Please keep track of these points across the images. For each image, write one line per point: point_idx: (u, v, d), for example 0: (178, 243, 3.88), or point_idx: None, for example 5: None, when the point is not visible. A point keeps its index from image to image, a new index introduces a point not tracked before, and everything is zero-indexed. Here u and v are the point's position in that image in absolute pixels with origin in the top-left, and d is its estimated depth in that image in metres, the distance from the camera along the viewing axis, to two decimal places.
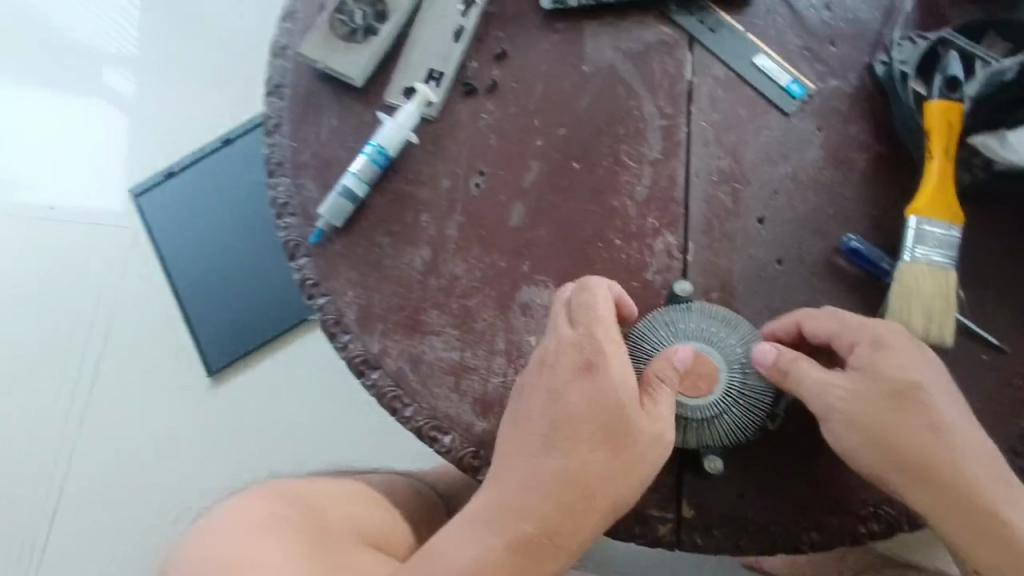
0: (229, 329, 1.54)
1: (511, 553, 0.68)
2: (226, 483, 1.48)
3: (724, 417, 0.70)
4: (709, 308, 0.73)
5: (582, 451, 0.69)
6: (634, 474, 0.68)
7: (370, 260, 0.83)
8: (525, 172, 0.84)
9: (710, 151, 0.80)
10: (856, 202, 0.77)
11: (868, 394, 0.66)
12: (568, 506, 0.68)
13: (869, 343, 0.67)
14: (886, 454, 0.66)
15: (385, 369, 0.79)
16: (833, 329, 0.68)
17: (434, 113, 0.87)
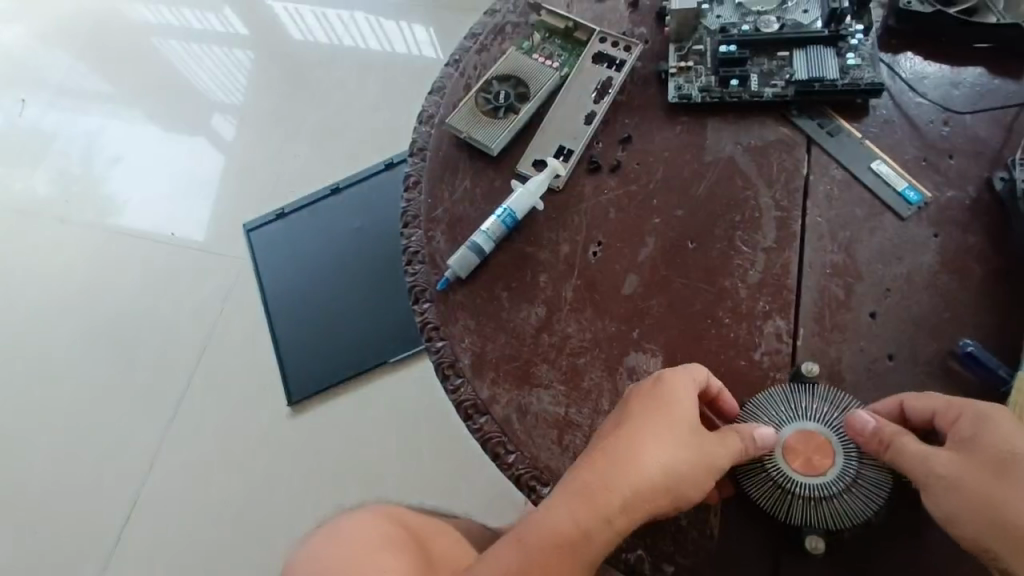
0: (317, 362, 1.63)
1: (577, 511, 0.66)
2: (291, 511, 1.52)
3: (835, 500, 0.71)
4: (832, 396, 0.75)
5: (670, 426, 0.69)
6: (713, 463, 0.69)
7: (488, 311, 0.90)
8: (641, 245, 0.91)
9: (823, 244, 0.85)
10: (974, 309, 0.78)
11: (972, 467, 0.63)
12: (645, 479, 0.67)
13: (972, 421, 0.65)
14: (996, 532, 0.61)
15: (491, 416, 0.83)
16: (930, 405, 0.69)
17: (560, 184, 0.96)
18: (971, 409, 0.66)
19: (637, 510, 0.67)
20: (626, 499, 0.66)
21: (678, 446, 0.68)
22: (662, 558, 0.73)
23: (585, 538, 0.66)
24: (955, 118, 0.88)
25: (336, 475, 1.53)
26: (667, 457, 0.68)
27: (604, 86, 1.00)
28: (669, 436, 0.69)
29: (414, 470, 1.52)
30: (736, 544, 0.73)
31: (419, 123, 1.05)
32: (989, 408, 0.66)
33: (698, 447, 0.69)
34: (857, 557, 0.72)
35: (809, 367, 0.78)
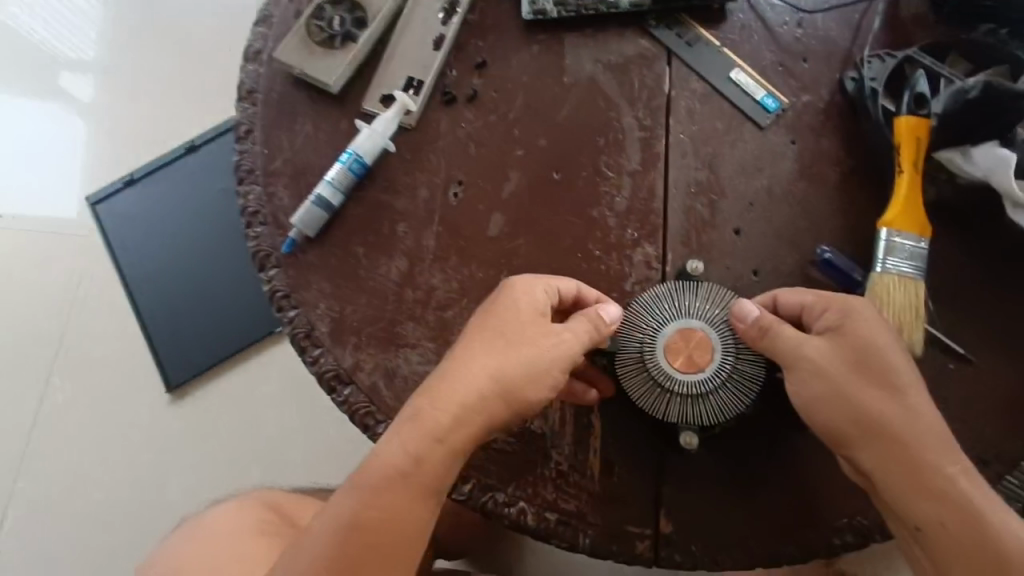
0: (195, 338, 1.47)
1: (408, 435, 0.63)
2: (184, 503, 1.41)
3: (712, 396, 0.70)
4: (714, 290, 0.72)
5: (504, 333, 0.66)
6: (550, 365, 0.65)
7: (344, 271, 0.81)
8: (504, 181, 0.84)
9: (687, 162, 0.82)
10: (830, 215, 0.78)
11: (835, 356, 0.63)
12: (477, 391, 0.64)
13: (840, 311, 0.65)
14: (849, 416, 0.62)
15: (357, 385, 0.77)
16: (804, 296, 0.68)
17: (412, 121, 0.86)
18: (840, 298, 0.66)
19: (472, 425, 0.64)
20: (459, 414, 0.63)
21: (512, 353, 0.65)
22: (545, 505, 0.72)
23: (419, 462, 0.63)
24: (808, 19, 0.85)
25: (229, 461, 1.43)
26: (499, 365, 0.65)
27: (451, 5, 0.89)
28: (501, 344, 0.66)
29: (309, 446, 1.43)
30: (619, 482, 0.72)
31: (246, 61, 0.91)
32: (857, 299, 0.66)
33: (533, 348, 0.66)
34: (739, 476, 0.70)
35: (695, 266, 0.76)
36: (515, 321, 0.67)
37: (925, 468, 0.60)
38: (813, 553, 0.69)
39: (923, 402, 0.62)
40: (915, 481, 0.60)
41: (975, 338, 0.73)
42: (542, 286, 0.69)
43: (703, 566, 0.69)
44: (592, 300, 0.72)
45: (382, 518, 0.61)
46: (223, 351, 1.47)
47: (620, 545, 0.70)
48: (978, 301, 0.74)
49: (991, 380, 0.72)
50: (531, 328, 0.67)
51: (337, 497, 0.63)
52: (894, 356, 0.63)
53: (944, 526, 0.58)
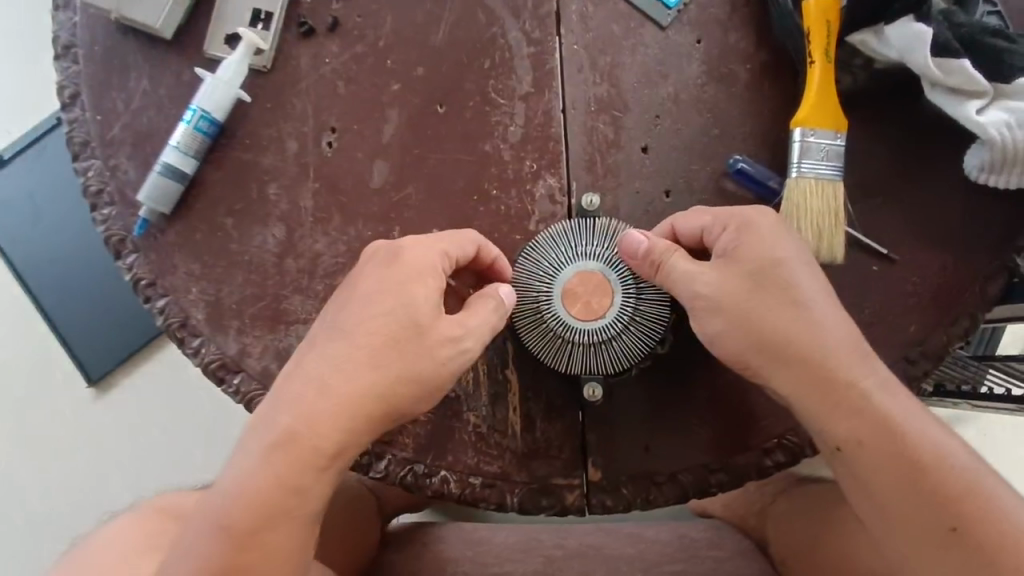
0: (108, 324, 1.27)
1: (277, 468, 0.57)
2: (106, 509, 1.29)
3: (615, 342, 0.65)
4: (611, 226, 0.66)
5: (370, 342, 0.59)
6: (427, 372, 0.59)
7: (213, 248, 0.71)
8: (383, 123, 0.73)
9: (585, 78, 0.73)
10: (743, 119, 0.71)
11: (735, 282, 0.59)
12: (348, 411, 0.58)
13: (738, 228, 0.60)
14: (749, 343, 0.59)
15: (247, 372, 0.69)
16: (702, 217, 0.62)
17: (265, 63, 0.74)
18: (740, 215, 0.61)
19: (349, 446, 0.59)
20: (332, 438, 0.58)
21: (380, 363, 0.59)
22: (468, 471, 0.68)
23: (295, 495, 0.58)
24: None
25: (139, 459, 1.29)
26: (369, 381, 0.58)
27: None
28: (367, 356, 0.59)
29: (226, 435, 1.29)
30: (541, 437, 0.68)
31: (57, 9, 0.76)
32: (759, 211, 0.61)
33: (405, 355, 0.59)
34: (662, 414, 0.67)
35: (591, 200, 0.70)
36: (379, 326, 0.59)
37: (839, 384, 0.58)
38: (744, 476, 0.66)
39: (834, 315, 0.59)
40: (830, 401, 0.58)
41: (896, 236, 0.69)
42: (412, 276, 0.60)
43: (637, 507, 0.67)
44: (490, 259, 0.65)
45: (264, 557, 0.57)
46: (143, 331, 1.27)
47: (550, 500, 0.67)
48: (898, 196, 0.69)
49: (915, 278, 0.69)
50: (399, 332, 0.59)
51: (205, 534, 0.58)
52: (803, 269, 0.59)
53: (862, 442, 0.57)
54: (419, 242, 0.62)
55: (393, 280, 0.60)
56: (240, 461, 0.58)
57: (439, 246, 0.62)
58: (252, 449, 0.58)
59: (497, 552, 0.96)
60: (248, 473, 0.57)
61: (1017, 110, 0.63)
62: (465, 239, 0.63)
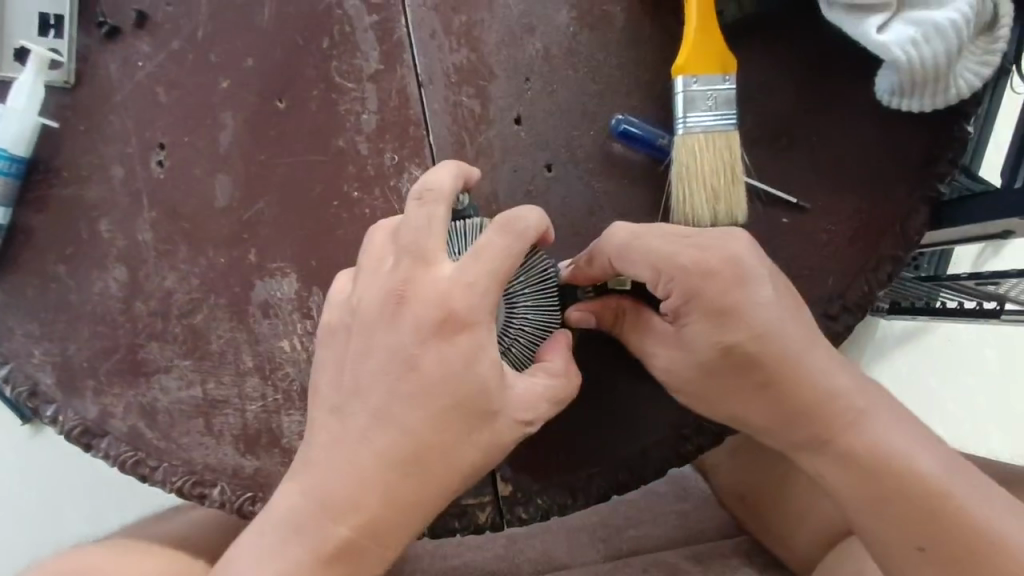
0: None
1: (296, 561, 0.53)
2: None
3: (513, 351, 0.55)
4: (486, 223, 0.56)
5: (390, 411, 0.52)
6: (466, 431, 0.52)
7: (51, 302, 0.63)
8: (218, 130, 0.64)
9: (441, 44, 0.63)
10: (623, 70, 0.62)
11: (739, 344, 0.51)
12: (369, 495, 0.52)
13: (735, 279, 0.51)
14: (771, 400, 0.53)
15: (114, 435, 0.62)
16: (650, 252, 0.52)
17: (66, 78, 0.63)
18: (705, 245, 0.51)
19: (380, 535, 0.53)
20: (352, 525, 0.53)
21: (404, 433, 0.52)
22: None
23: None
24: None
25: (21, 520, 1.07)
26: (393, 455, 0.52)
27: None
28: (340, 454, 0.53)
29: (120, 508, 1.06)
30: None
31: None
32: (725, 235, 0.52)
33: (430, 419, 0.51)
34: (579, 442, 0.62)
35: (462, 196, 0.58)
36: (401, 396, 0.52)
37: (827, 412, 0.53)
38: (664, 463, 0.62)
39: (820, 347, 0.52)
40: (805, 429, 0.53)
41: (806, 181, 0.61)
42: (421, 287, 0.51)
43: (555, 514, 0.62)
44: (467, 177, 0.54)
45: None
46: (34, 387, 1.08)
47: (462, 520, 0.62)
48: (803, 138, 0.61)
49: (833, 222, 0.61)
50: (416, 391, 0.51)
51: None
52: (778, 311, 0.51)
53: (846, 462, 0.53)
54: (426, 206, 0.51)
55: (395, 281, 0.52)
56: (254, 547, 0.55)
57: (429, 208, 0.51)
58: (268, 537, 0.54)
59: (460, 541, 0.92)
60: (265, 569, 0.54)
61: (923, 23, 0.54)
62: (453, 174, 0.53)
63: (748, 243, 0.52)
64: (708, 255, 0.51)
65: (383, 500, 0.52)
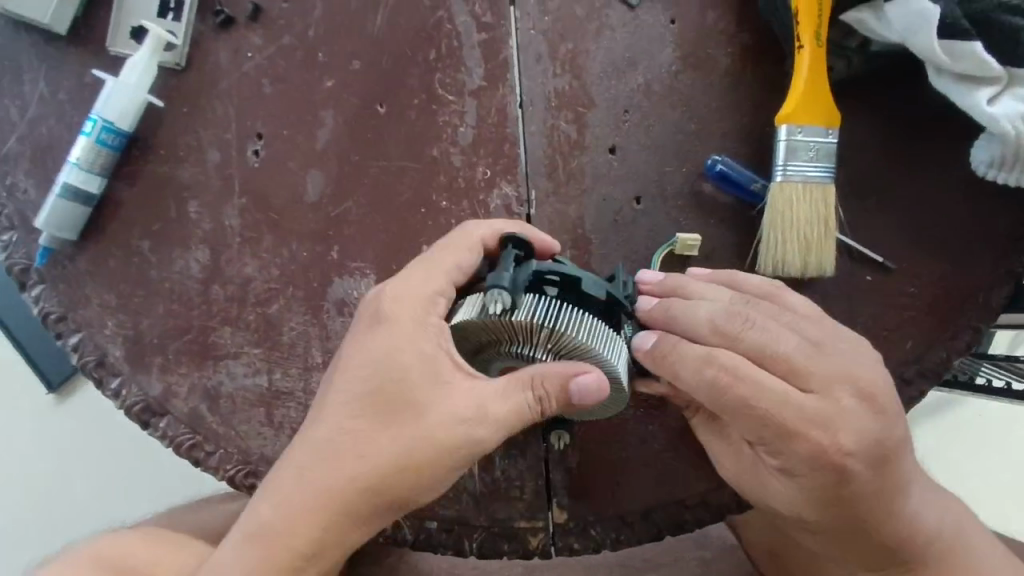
0: (10, 330, 1.04)
1: (251, 570, 0.51)
2: None
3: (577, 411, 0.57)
4: (543, 322, 0.48)
5: (353, 427, 0.50)
6: (429, 462, 0.49)
7: (130, 275, 0.63)
8: (316, 126, 0.65)
9: (545, 68, 0.64)
10: (721, 112, 0.63)
11: (815, 493, 0.50)
12: (328, 504, 0.50)
13: (838, 459, 0.48)
14: (835, 515, 0.52)
15: (174, 415, 0.62)
16: (766, 425, 0.47)
17: (177, 60, 0.64)
18: (829, 424, 0.47)
19: (335, 546, 0.52)
20: (309, 536, 0.51)
21: (369, 455, 0.49)
22: (422, 516, 0.61)
23: None
24: None
25: (41, 501, 1.05)
26: (354, 474, 0.50)
27: None
28: (321, 451, 0.50)
29: (145, 488, 1.05)
30: (499, 475, 0.61)
31: None
32: (847, 410, 0.48)
33: (403, 436, 0.49)
34: (641, 480, 0.61)
35: (499, 302, 0.48)
36: (373, 398, 0.50)
37: (900, 549, 0.55)
38: (722, 511, 0.61)
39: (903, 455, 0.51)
40: (872, 559, 0.55)
41: (894, 242, 0.61)
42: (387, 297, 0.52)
43: (607, 548, 0.61)
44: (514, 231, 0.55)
45: None
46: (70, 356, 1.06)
47: (512, 543, 0.61)
48: (895, 195, 0.61)
49: (919, 286, 0.61)
50: (382, 408, 0.50)
51: None
52: (881, 475, 0.50)
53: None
54: (445, 248, 0.53)
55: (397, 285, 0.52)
56: (226, 547, 0.52)
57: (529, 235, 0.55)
58: (235, 537, 0.52)
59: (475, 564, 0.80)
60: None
61: None
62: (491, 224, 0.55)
63: (868, 417, 0.48)
64: (824, 436, 0.47)
65: (358, 497, 0.50)
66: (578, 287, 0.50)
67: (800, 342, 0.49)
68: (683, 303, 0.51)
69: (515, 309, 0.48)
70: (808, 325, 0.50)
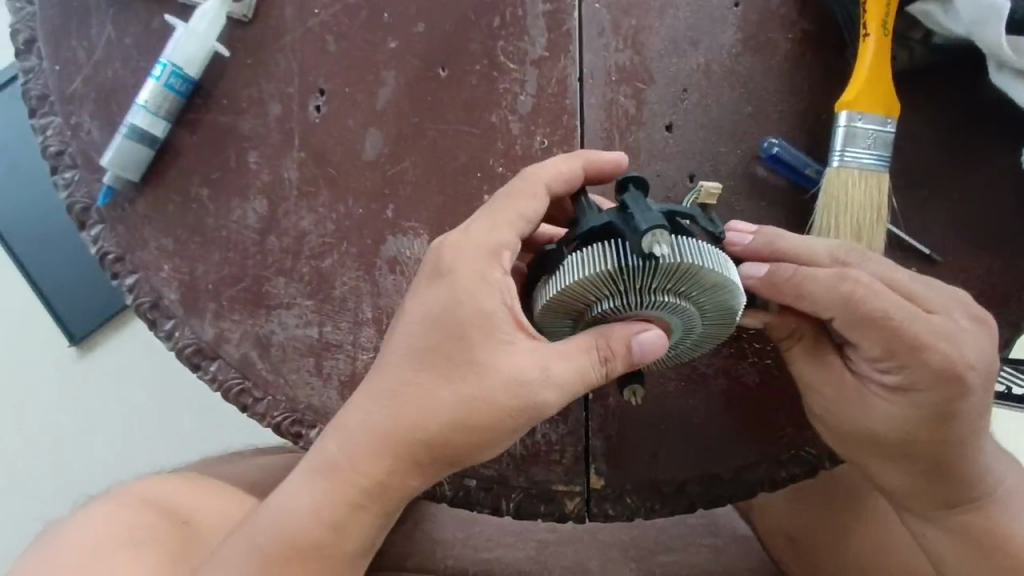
0: (40, 284, 1.06)
1: (319, 500, 0.54)
2: (20, 519, 1.07)
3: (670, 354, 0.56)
4: (691, 262, 0.46)
5: (415, 378, 0.51)
6: (486, 422, 0.51)
7: (188, 221, 0.65)
8: (377, 85, 0.66)
9: (607, 42, 0.65)
10: (779, 96, 0.64)
11: (922, 412, 0.53)
12: (385, 454, 0.52)
13: (956, 374, 0.51)
14: (928, 440, 0.54)
15: (224, 359, 0.64)
16: (901, 335, 0.50)
17: (245, 12, 0.65)
18: (955, 338, 0.51)
19: (394, 490, 0.54)
20: (368, 478, 0.53)
21: (430, 409, 0.51)
22: (463, 473, 0.63)
23: (334, 530, 0.55)
24: None
25: (63, 444, 1.08)
26: (414, 424, 0.51)
27: None
28: (382, 402, 0.52)
29: (171, 441, 1.08)
30: (541, 439, 0.63)
31: None
32: (964, 329, 0.52)
33: (461, 395, 0.50)
34: (681, 450, 0.63)
35: (660, 245, 0.44)
36: (433, 355, 0.51)
37: (974, 485, 0.57)
38: (756, 484, 0.62)
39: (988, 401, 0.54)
40: (943, 496, 0.58)
41: (942, 234, 0.62)
42: (450, 248, 0.53)
43: (640, 516, 0.63)
44: (580, 167, 0.55)
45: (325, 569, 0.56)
46: (98, 308, 1.07)
47: (549, 506, 0.63)
48: (948, 188, 0.62)
49: (964, 279, 0.62)
50: (441, 366, 0.51)
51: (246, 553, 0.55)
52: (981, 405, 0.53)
53: (958, 528, 0.59)
54: (515, 190, 0.54)
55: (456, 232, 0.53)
56: (287, 485, 0.56)
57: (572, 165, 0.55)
58: (299, 478, 0.55)
59: (490, 535, 0.81)
60: (293, 505, 0.55)
61: None
62: (561, 164, 0.55)
63: (982, 339, 0.52)
64: (951, 349, 0.50)
65: (415, 450, 0.52)
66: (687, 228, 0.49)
67: (911, 274, 0.53)
68: (790, 237, 0.53)
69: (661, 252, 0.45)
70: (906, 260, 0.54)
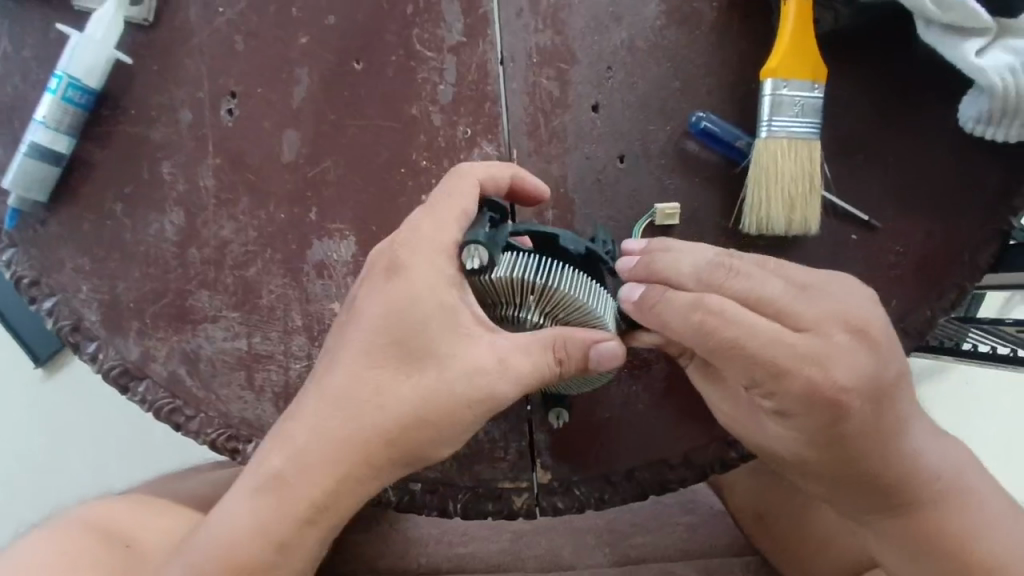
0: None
1: (269, 512, 0.52)
2: None
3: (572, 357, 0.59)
4: (513, 273, 0.50)
5: (371, 378, 0.50)
6: (445, 413, 0.50)
7: (104, 239, 0.62)
8: (290, 83, 0.63)
9: (527, 23, 0.62)
10: (707, 68, 0.62)
11: (809, 432, 0.50)
12: (343, 458, 0.51)
13: (830, 397, 0.48)
14: (829, 454, 0.52)
15: (152, 379, 0.61)
16: (760, 364, 0.47)
17: (145, 15, 0.62)
18: (824, 362, 0.47)
19: (350, 499, 0.52)
20: (323, 485, 0.51)
21: (389, 405, 0.50)
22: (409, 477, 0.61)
23: (282, 542, 0.53)
24: None
25: (27, 469, 1.06)
26: (374, 425, 0.50)
27: None
28: (338, 405, 0.50)
29: (136, 459, 1.05)
30: (483, 438, 0.61)
31: None
32: (840, 345, 0.48)
33: (419, 390, 0.50)
34: (622, 442, 0.61)
35: (475, 258, 0.49)
36: (390, 354, 0.50)
37: (894, 488, 0.54)
38: (702, 470, 0.61)
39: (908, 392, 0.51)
40: (880, 500, 0.55)
41: (879, 200, 0.60)
42: (402, 246, 0.51)
43: (590, 507, 0.61)
44: (508, 179, 0.54)
45: None
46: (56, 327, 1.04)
47: (496, 504, 0.61)
48: (882, 153, 0.60)
49: (902, 245, 0.60)
50: (399, 363, 0.50)
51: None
52: (868, 420, 0.50)
53: (885, 529, 0.57)
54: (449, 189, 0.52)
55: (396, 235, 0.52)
56: (228, 502, 0.54)
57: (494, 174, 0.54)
58: (241, 492, 0.53)
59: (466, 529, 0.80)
60: (239, 520, 0.53)
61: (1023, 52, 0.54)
62: (490, 169, 0.54)
63: (861, 353, 0.49)
64: (819, 376, 0.47)
65: (373, 451, 0.51)
66: (556, 244, 0.52)
67: (789, 288, 0.49)
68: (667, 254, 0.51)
69: (493, 266, 0.50)
70: (793, 269, 0.50)
